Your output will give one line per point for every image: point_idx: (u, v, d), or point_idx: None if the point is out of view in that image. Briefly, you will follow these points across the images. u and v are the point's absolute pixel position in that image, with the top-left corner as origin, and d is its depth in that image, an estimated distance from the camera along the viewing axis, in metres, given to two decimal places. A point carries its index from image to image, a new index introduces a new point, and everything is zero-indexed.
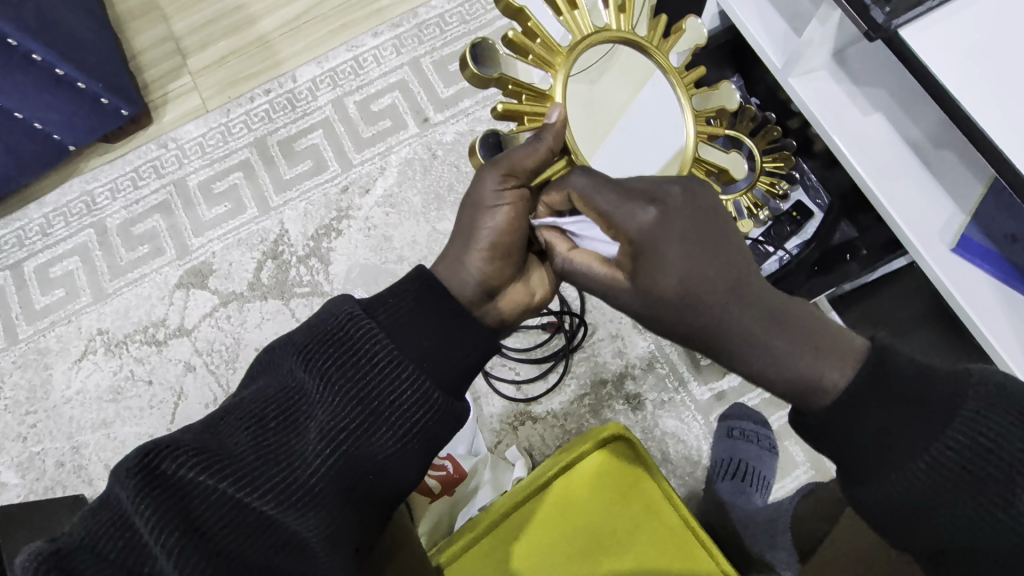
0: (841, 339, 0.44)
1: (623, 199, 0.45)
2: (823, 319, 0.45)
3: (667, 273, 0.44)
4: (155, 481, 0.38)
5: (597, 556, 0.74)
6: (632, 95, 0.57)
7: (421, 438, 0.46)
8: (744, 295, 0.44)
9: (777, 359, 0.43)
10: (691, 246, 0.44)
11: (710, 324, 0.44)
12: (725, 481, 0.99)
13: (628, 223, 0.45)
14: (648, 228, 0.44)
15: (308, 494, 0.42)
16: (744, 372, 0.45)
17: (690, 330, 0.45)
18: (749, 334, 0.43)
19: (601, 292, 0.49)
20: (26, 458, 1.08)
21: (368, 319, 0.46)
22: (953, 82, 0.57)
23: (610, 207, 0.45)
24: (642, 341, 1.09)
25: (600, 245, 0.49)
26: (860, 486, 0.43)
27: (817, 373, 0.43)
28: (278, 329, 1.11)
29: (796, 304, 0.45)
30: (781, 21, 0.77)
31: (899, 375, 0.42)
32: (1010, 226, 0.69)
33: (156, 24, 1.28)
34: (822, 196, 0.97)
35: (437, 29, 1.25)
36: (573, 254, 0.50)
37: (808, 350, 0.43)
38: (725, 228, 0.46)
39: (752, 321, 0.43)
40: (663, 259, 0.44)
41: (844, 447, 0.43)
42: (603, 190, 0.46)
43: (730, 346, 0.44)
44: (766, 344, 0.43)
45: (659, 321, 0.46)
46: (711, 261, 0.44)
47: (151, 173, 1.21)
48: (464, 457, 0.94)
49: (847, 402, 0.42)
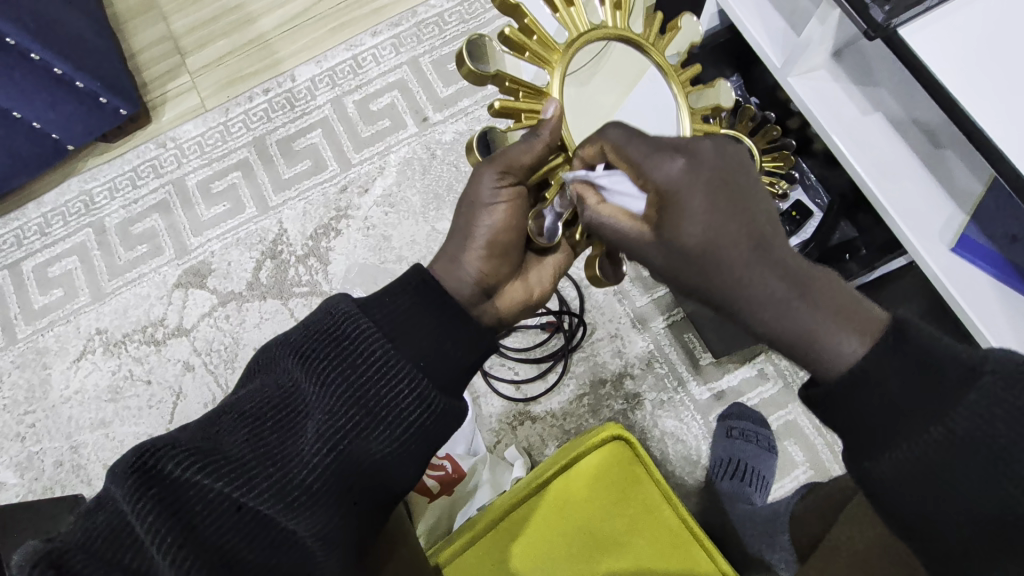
0: (858, 310, 0.43)
1: (652, 149, 0.43)
2: (846, 290, 0.44)
3: (694, 222, 0.41)
4: (149, 480, 0.38)
5: (598, 555, 0.75)
6: (625, 85, 0.57)
7: (419, 436, 0.46)
8: (767, 255, 0.42)
9: (800, 324, 0.42)
10: (719, 198, 0.42)
11: (734, 281, 0.42)
12: (726, 481, 1.01)
13: (656, 173, 0.42)
14: (678, 176, 0.42)
15: (305, 494, 0.42)
16: (765, 334, 0.43)
17: (709, 287, 0.43)
18: (776, 293, 0.42)
19: (624, 248, 0.46)
20: (24, 458, 1.07)
21: (364, 319, 0.46)
22: (952, 80, 0.57)
23: (641, 155, 0.43)
24: (642, 341, 1.09)
25: (629, 199, 0.45)
26: (867, 463, 0.42)
27: (835, 344, 0.42)
28: (277, 329, 1.11)
29: (817, 268, 0.44)
30: (781, 20, 0.77)
31: (913, 355, 0.41)
32: (1010, 227, 0.68)
33: (155, 23, 1.28)
34: (822, 196, 0.98)
35: (436, 27, 1.25)
36: (602, 207, 0.45)
37: (830, 316, 0.42)
38: (748, 182, 0.44)
39: (778, 280, 0.42)
40: (689, 210, 0.42)
41: (852, 424, 0.43)
42: (635, 140, 0.44)
43: (756, 302, 0.42)
44: (789, 304, 0.42)
45: (682, 277, 0.44)
46: (740, 216, 0.42)
47: (149, 172, 1.21)
48: (463, 457, 0.95)
49: (861, 373, 0.42)
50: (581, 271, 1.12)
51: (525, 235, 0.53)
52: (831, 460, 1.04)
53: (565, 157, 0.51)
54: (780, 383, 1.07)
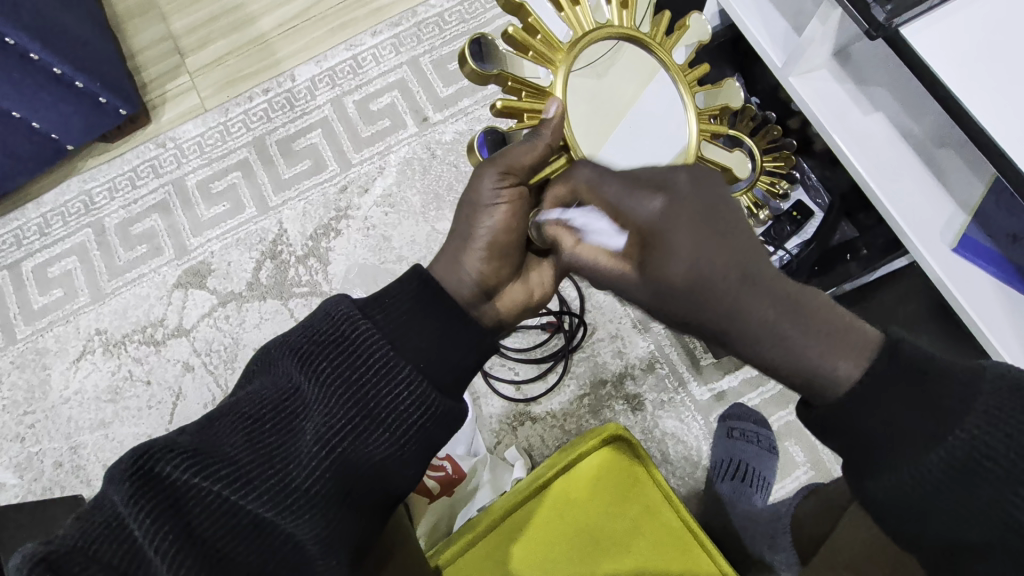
0: (858, 332, 0.42)
1: (629, 189, 0.43)
2: (840, 312, 0.43)
3: (678, 260, 0.42)
4: (147, 481, 0.38)
5: (598, 556, 0.74)
6: (642, 80, 0.56)
7: (418, 440, 0.46)
8: (755, 286, 0.42)
9: (791, 348, 0.41)
10: (701, 234, 0.42)
11: (723, 312, 0.42)
12: (726, 481, 1.00)
13: (636, 212, 0.43)
14: (657, 215, 0.42)
15: (303, 497, 0.41)
16: (758, 362, 0.43)
17: (698, 321, 0.43)
18: (765, 321, 0.41)
19: (607, 286, 0.45)
20: (23, 458, 1.07)
21: (364, 319, 0.46)
22: (954, 81, 0.57)
23: (617, 196, 0.44)
24: (642, 341, 1.09)
25: (607, 236, 0.45)
26: (868, 483, 0.42)
27: (830, 367, 0.41)
28: (276, 330, 1.11)
29: (811, 290, 0.43)
30: (782, 20, 0.77)
31: (907, 378, 0.41)
32: (1010, 224, 0.68)
33: (155, 23, 1.28)
34: (822, 196, 0.95)
35: (436, 27, 1.25)
36: (580, 248, 0.45)
37: (823, 342, 0.41)
38: (730, 214, 0.44)
39: (768, 310, 0.41)
40: (670, 248, 0.42)
41: (850, 442, 0.42)
42: (609, 179, 0.44)
43: (745, 333, 0.42)
44: (781, 334, 0.41)
45: (668, 311, 0.43)
46: (723, 248, 0.42)
47: (148, 173, 1.20)
48: (464, 457, 0.95)
49: (860, 394, 0.41)
50: (582, 272, 1.12)
51: (526, 236, 0.53)
52: (832, 460, 1.03)
53: (567, 158, 0.50)
54: (780, 384, 1.07)
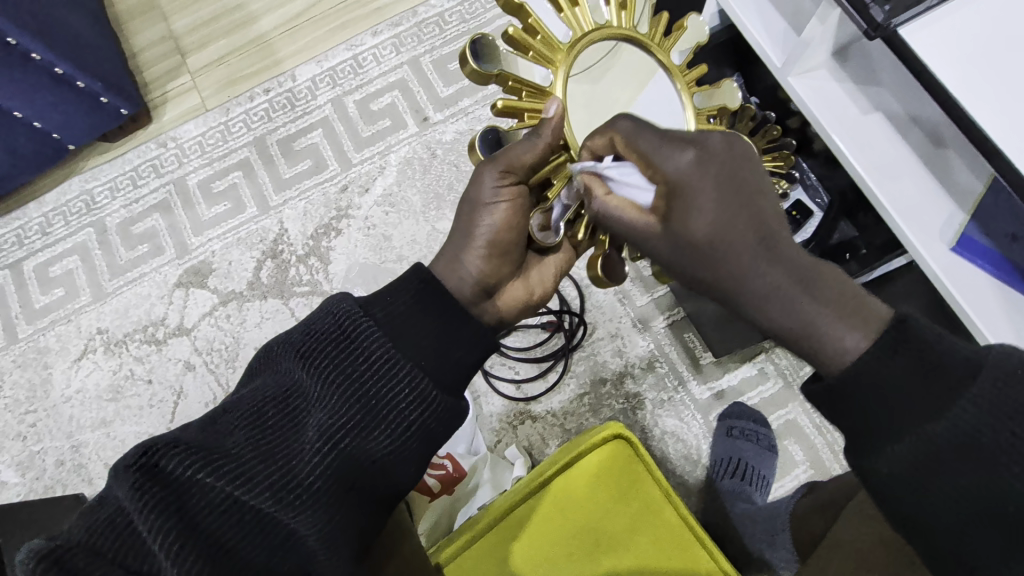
0: (865, 306, 0.43)
1: (663, 140, 0.44)
2: (850, 282, 0.44)
3: (701, 215, 0.42)
4: (151, 478, 0.38)
5: (598, 553, 0.75)
6: (643, 82, 0.56)
7: (420, 436, 0.46)
8: (772, 249, 0.42)
9: (800, 314, 0.42)
10: (727, 192, 0.42)
11: (737, 272, 0.42)
12: (725, 480, 1.01)
13: (667, 164, 0.43)
14: (687, 169, 0.43)
15: (306, 492, 0.42)
16: (765, 324, 0.43)
17: (713, 278, 0.44)
18: (778, 285, 0.42)
19: (631, 238, 0.47)
20: (25, 457, 1.08)
21: (365, 318, 0.46)
22: (952, 81, 0.57)
23: (651, 148, 0.44)
24: (642, 341, 1.09)
25: (637, 190, 0.45)
26: (869, 461, 0.42)
27: (839, 336, 0.42)
28: (277, 329, 1.11)
29: (825, 263, 0.44)
30: (781, 19, 0.77)
31: (912, 363, 0.41)
32: (1011, 226, 0.68)
33: (156, 23, 1.28)
34: (822, 196, 0.97)
35: (437, 27, 1.25)
36: (609, 199, 0.46)
37: (830, 307, 0.42)
38: (757, 178, 0.44)
39: (783, 273, 0.42)
40: (696, 202, 0.42)
41: (852, 420, 0.43)
42: (646, 132, 0.44)
43: (758, 295, 0.42)
44: (794, 298, 0.42)
45: (686, 265, 0.44)
46: (747, 208, 0.42)
47: (150, 172, 1.21)
48: (464, 456, 0.94)
49: (866, 366, 0.41)
50: (581, 271, 1.12)
51: (526, 234, 0.53)
52: (831, 459, 1.04)
53: (567, 155, 0.51)
54: (780, 383, 1.07)
